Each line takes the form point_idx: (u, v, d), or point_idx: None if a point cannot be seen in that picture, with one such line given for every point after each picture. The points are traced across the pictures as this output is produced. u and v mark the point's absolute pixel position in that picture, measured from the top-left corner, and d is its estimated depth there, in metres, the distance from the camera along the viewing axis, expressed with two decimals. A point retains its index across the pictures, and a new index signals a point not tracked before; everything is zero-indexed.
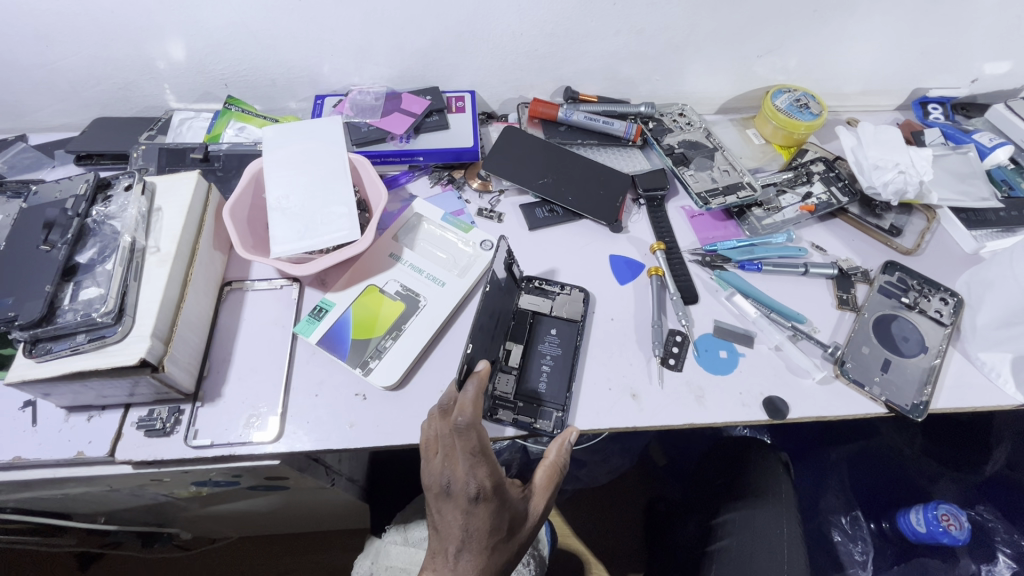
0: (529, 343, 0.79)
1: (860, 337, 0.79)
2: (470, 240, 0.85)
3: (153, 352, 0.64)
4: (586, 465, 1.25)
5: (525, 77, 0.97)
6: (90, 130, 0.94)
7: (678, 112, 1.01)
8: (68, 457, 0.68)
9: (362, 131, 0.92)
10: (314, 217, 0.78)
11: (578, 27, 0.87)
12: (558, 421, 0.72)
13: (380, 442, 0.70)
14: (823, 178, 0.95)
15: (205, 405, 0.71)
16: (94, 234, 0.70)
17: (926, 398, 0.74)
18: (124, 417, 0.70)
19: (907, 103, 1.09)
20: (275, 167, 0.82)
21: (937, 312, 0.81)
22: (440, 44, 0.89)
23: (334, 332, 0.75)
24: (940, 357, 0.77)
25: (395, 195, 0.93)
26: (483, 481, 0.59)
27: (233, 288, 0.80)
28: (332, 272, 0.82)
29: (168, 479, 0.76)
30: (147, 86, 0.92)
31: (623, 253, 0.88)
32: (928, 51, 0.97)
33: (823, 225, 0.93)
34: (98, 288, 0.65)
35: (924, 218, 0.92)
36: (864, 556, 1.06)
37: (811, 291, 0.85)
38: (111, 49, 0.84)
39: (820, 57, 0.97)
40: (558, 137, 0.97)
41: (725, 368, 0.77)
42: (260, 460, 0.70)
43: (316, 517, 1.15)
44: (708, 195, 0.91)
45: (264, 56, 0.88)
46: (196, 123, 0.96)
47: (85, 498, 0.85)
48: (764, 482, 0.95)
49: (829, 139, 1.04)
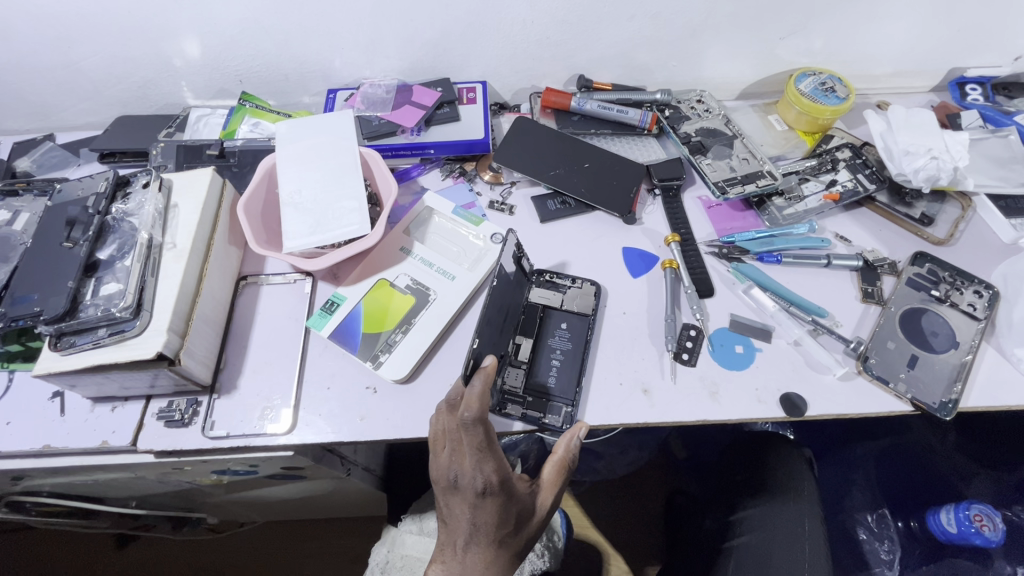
0: (538, 338, 0.78)
1: (885, 332, 0.76)
2: (481, 233, 0.84)
3: (170, 345, 0.66)
4: (603, 457, 1.27)
5: (537, 65, 0.95)
6: (113, 128, 0.96)
7: (696, 98, 0.98)
8: (93, 446, 0.70)
9: (373, 124, 0.91)
10: (325, 212, 0.79)
11: (591, 13, 0.85)
12: (567, 417, 0.71)
13: (391, 435, 0.70)
14: (849, 165, 0.91)
15: (221, 396, 0.72)
16: (114, 231, 0.72)
17: (955, 396, 0.71)
18: (145, 408, 0.72)
19: (944, 84, 1.03)
20: (287, 162, 0.83)
21: (971, 305, 0.77)
22: (450, 35, 0.88)
23: (346, 326, 0.76)
24: (972, 352, 0.73)
25: (406, 188, 0.93)
26: (489, 476, 0.59)
27: (248, 281, 0.81)
28: (345, 266, 0.83)
29: (189, 468, 0.79)
30: (166, 84, 0.94)
31: (638, 245, 0.86)
32: (966, 29, 0.91)
33: (848, 214, 0.89)
34: (118, 283, 0.67)
35: (959, 206, 0.88)
36: (891, 556, 1.04)
37: (834, 285, 0.82)
38: (129, 48, 0.85)
39: (847, 38, 0.92)
40: (571, 127, 0.95)
41: (741, 363, 0.75)
42: (274, 452, 0.72)
43: (339, 504, 1.19)
44: (726, 184, 0.88)
45: (277, 52, 0.89)
46: (212, 119, 0.97)
47: (115, 483, 0.89)
48: (788, 477, 0.93)
49: (857, 122, 0.99)
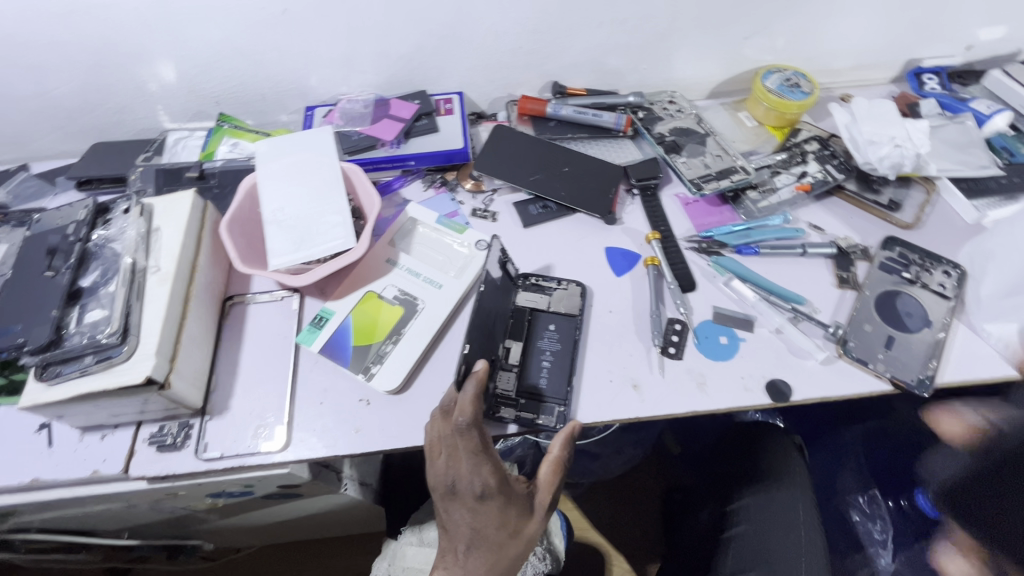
0: (527, 340, 0.79)
1: (862, 315, 0.79)
2: (466, 241, 0.86)
3: (159, 370, 0.65)
4: (599, 457, 1.26)
5: (512, 74, 0.97)
6: (89, 155, 0.96)
7: (668, 99, 1.01)
8: (84, 475, 0.69)
9: (352, 139, 0.92)
10: (310, 228, 0.79)
11: (561, 21, 0.87)
12: (560, 416, 0.72)
13: (387, 445, 0.70)
14: (817, 157, 0.94)
15: (214, 418, 0.72)
16: (96, 258, 0.71)
17: (931, 372, 0.74)
18: (136, 434, 0.72)
19: (903, 75, 1.08)
20: (270, 180, 0.83)
21: (940, 286, 0.80)
22: (425, 47, 0.90)
23: (336, 340, 0.76)
24: (945, 330, 0.76)
25: (389, 201, 0.93)
26: (488, 479, 0.60)
27: (235, 301, 0.81)
28: (331, 280, 0.83)
29: (182, 493, 0.78)
30: (142, 109, 0.93)
31: (620, 244, 0.87)
32: (919, 21, 0.96)
33: (820, 203, 0.92)
34: (103, 309, 0.67)
35: (924, 190, 0.91)
36: (883, 535, 1.07)
37: (810, 272, 0.85)
38: (104, 74, 0.85)
39: (807, 35, 0.96)
40: (548, 133, 0.97)
41: (726, 354, 0.77)
42: (269, 470, 0.71)
43: (336, 523, 1.18)
44: (701, 181, 0.91)
45: (253, 72, 0.89)
46: (190, 142, 0.97)
47: (107, 515, 0.87)
48: (779, 464, 0.96)
49: (823, 116, 1.03)
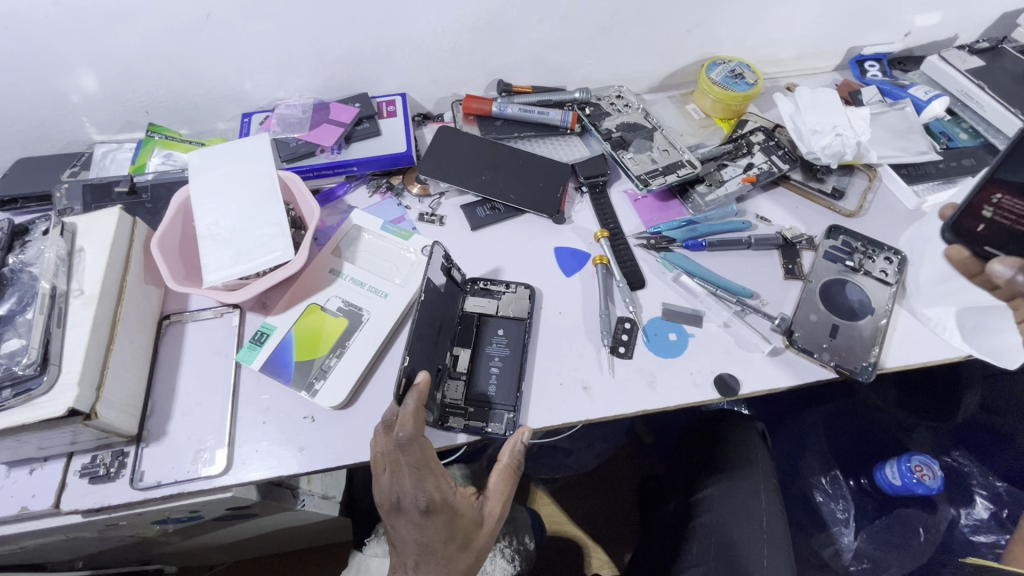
0: (476, 346, 0.78)
1: (808, 305, 0.79)
2: (411, 247, 0.84)
3: (83, 400, 0.62)
4: (572, 453, 1.34)
5: (455, 73, 0.95)
6: (11, 172, 0.91)
7: (614, 94, 1.00)
8: (11, 513, 0.66)
9: (290, 147, 0.89)
10: (246, 241, 0.77)
11: (499, 18, 0.85)
12: (510, 423, 0.72)
13: (333, 463, 0.69)
14: (763, 148, 0.95)
15: (150, 444, 0.69)
16: (13, 283, 0.67)
17: (873, 359, 0.75)
18: (67, 466, 0.69)
19: (845, 62, 1.09)
20: (202, 192, 0.80)
21: (882, 272, 0.81)
22: (362, 49, 0.87)
23: (277, 356, 0.74)
24: (886, 316, 0.78)
25: (333, 208, 0.91)
26: (432, 493, 0.59)
27: (171, 321, 0.78)
28: (273, 294, 0.80)
29: (125, 522, 0.75)
30: (65, 122, 0.89)
31: (569, 244, 0.87)
32: (857, 10, 0.96)
33: (766, 194, 0.92)
34: (20, 339, 0.64)
35: (866, 177, 0.93)
36: (845, 513, 1.10)
37: (756, 265, 0.85)
38: (18, 87, 0.81)
39: (750, 26, 0.96)
40: (494, 132, 0.95)
41: (674, 350, 0.77)
42: (211, 495, 0.69)
43: (304, 535, 1.15)
44: (648, 176, 0.90)
45: (181, 79, 0.86)
46: (119, 155, 0.93)
47: (51, 548, 0.84)
48: (742, 451, 0.97)
49: (769, 106, 1.03)
